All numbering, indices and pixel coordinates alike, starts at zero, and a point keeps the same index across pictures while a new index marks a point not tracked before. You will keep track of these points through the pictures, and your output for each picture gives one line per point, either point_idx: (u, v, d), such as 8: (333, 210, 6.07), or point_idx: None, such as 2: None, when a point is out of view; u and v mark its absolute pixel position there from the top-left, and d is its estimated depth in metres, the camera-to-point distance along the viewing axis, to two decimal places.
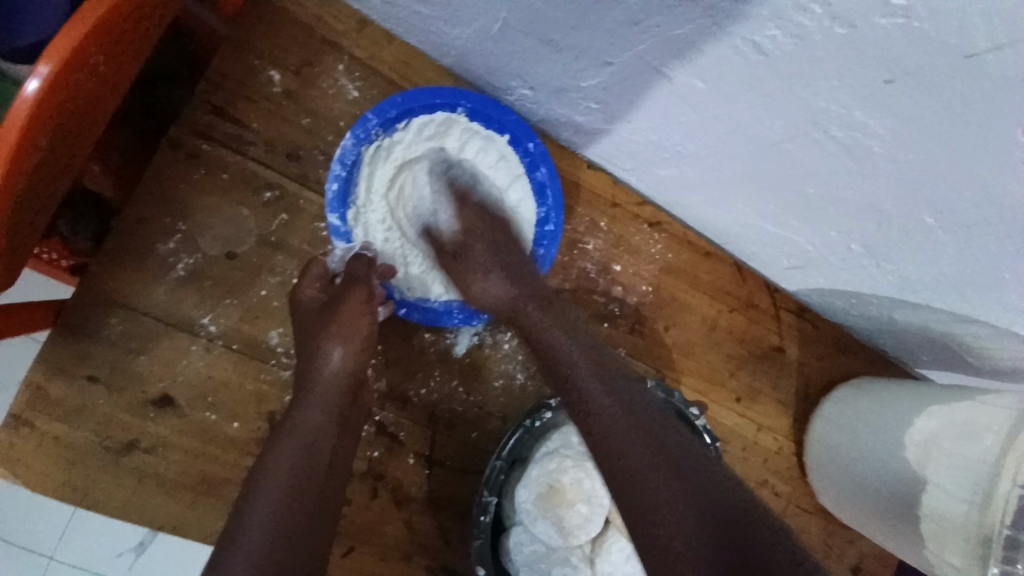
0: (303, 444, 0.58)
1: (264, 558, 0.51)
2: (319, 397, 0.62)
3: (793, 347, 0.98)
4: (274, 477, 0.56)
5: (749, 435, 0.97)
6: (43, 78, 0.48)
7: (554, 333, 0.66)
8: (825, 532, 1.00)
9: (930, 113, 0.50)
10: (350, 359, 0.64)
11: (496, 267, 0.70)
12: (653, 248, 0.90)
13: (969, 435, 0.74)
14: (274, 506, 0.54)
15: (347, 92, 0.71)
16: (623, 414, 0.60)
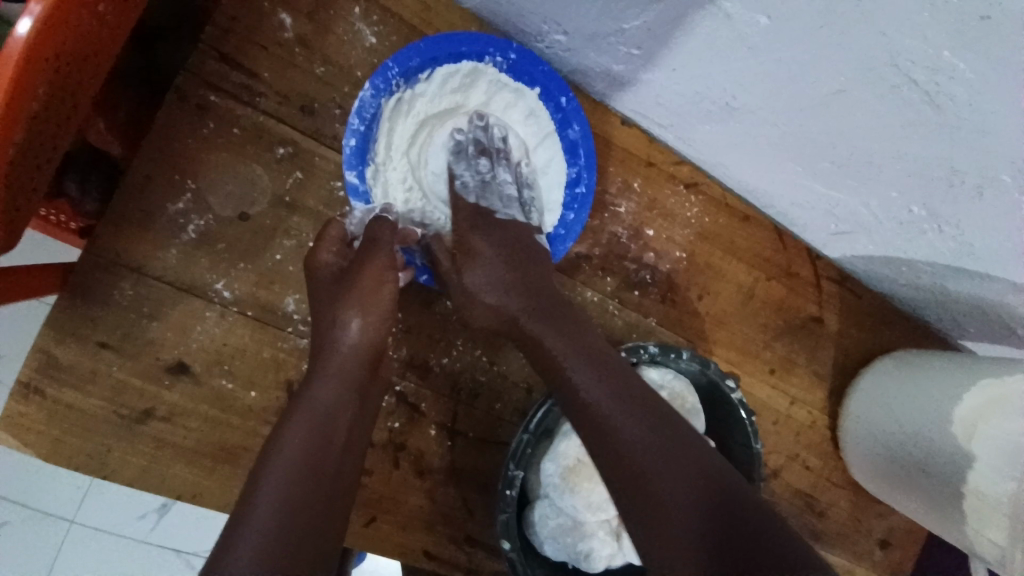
0: (319, 413, 0.55)
1: (279, 532, 0.47)
2: (336, 365, 0.58)
3: (832, 318, 0.93)
4: (289, 446, 0.52)
5: (781, 408, 0.93)
6: (37, 18, 0.44)
7: (571, 362, 0.58)
8: (854, 507, 0.97)
9: (1018, 60, 0.44)
10: (369, 327, 0.60)
11: (500, 268, 0.65)
12: (689, 211, 0.84)
13: (1011, 411, 0.70)
14: (289, 478, 0.50)
15: (365, 39, 0.66)
16: (654, 447, 0.52)
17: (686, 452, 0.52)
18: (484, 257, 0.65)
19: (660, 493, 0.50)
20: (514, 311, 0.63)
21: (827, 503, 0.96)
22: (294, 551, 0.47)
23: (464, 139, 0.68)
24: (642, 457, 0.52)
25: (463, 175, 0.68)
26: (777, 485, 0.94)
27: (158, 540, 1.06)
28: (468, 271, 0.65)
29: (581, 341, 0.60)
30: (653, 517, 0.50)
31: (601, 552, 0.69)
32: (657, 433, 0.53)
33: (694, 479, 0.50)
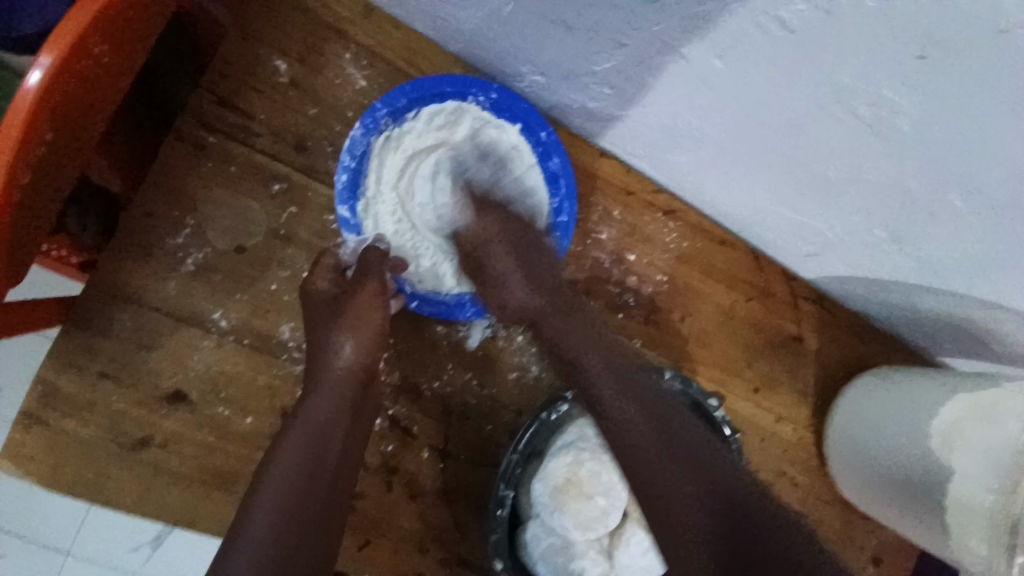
0: (313, 432, 0.58)
1: (273, 546, 0.50)
2: (330, 387, 0.61)
3: (811, 336, 0.97)
4: (285, 463, 0.55)
5: (767, 426, 0.95)
6: (46, 69, 0.48)
7: (583, 354, 0.65)
8: (844, 523, 0.98)
9: (953, 96, 0.49)
10: (359, 351, 0.63)
11: (519, 272, 0.70)
12: (668, 236, 0.88)
13: (993, 421, 0.73)
14: (284, 494, 0.53)
15: (355, 81, 0.70)
16: (656, 440, 0.59)
17: (683, 447, 0.58)
18: (500, 266, 0.70)
19: (661, 484, 0.56)
20: (537, 312, 0.69)
21: (817, 520, 0.97)
22: (286, 565, 0.50)
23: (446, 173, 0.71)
24: (649, 450, 0.58)
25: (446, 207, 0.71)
26: None
27: (152, 575, 1.06)
28: (496, 279, 0.70)
29: (597, 346, 0.66)
30: (652, 512, 0.56)
31: (592, 571, 0.69)
32: (661, 432, 0.59)
33: (690, 471, 0.56)
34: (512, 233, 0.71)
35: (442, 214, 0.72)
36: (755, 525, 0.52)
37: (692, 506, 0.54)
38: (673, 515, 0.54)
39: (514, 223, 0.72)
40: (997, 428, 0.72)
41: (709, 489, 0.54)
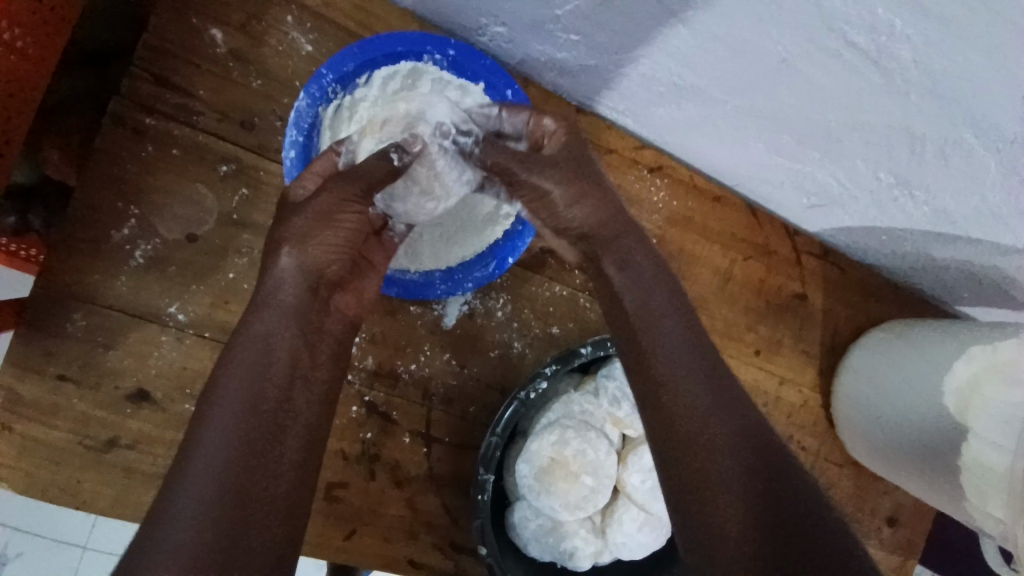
0: (260, 351, 0.52)
1: (222, 481, 0.46)
2: (277, 303, 0.55)
3: (816, 294, 0.91)
4: (227, 391, 0.50)
5: (771, 390, 0.90)
6: None
7: (627, 245, 0.60)
8: (854, 486, 0.94)
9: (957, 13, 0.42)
10: (309, 258, 0.57)
11: (560, 171, 0.60)
12: (655, 196, 0.82)
13: (1005, 381, 0.69)
14: (229, 421, 0.48)
15: (301, 48, 0.65)
16: (705, 374, 0.53)
17: (726, 383, 0.53)
18: (544, 164, 0.60)
19: (680, 385, 0.52)
20: (590, 223, 0.60)
21: (826, 484, 0.93)
22: (241, 500, 0.46)
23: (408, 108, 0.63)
24: (688, 377, 0.53)
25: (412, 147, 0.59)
26: None
27: None
28: (533, 185, 0.60)
29: (644, 273, 0.59)
30: (685, 439, 0.50)
31: (584, 550, 0.67)
32: (705, 357, 0.54)
33: (727, 406, 0.52)
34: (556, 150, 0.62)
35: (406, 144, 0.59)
36: (780, 460, 0.50)
37: (724, 432, 0.50)
38: (710, 445, 0.49)
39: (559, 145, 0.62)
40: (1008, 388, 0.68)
41: (736, 415, 0.51)
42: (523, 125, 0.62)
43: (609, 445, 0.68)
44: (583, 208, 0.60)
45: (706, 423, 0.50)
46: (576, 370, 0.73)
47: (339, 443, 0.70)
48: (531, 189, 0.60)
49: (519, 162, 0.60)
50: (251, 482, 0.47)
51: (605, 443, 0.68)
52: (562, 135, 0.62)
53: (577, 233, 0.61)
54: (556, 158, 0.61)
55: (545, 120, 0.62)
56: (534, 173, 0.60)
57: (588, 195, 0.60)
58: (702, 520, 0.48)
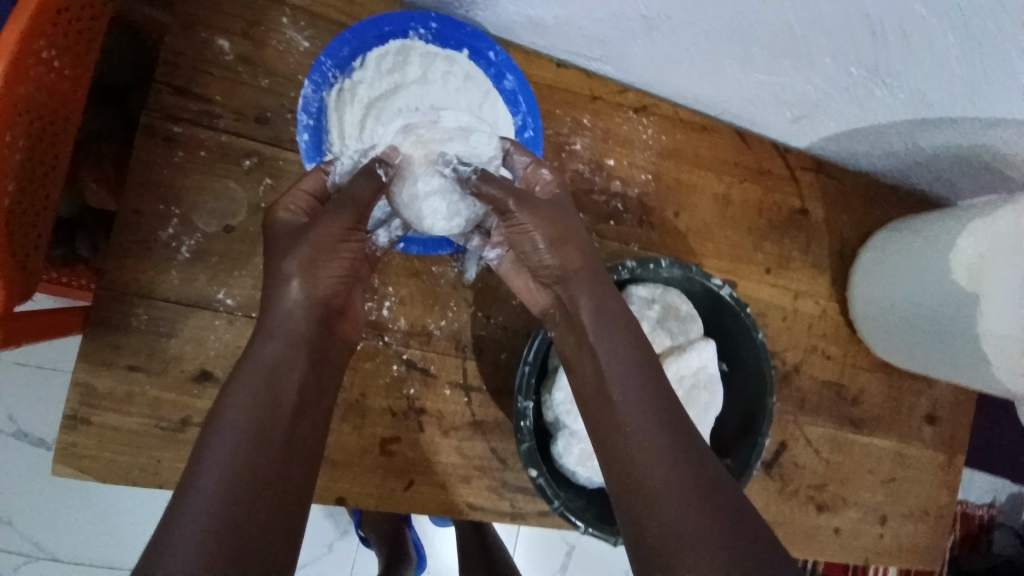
0: (260, 378, 0.57)
1: (223, 507, 0.50)
2: (277, 327, 0.61)
3: (816, 206, 0.94)
4: (235, 414, 0.55)
5: (787, 304, 0.93)
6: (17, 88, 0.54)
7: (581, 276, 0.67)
8: (886, 387, 0.96)
9: None
10: (311, 288, 0.62)
11: (546, 217, 0.66)
12: (644, 134, 0.86)
13: (1008, 260, 0.71)
14: (231, 449, 0.53)
15: (299, 45, 0.71)
16: (670, 418, 0.60)
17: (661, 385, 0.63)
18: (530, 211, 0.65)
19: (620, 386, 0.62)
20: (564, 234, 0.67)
21: (858, 388, 0.95)
22: (241, 521, 0.50)
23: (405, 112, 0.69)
24: (634, 384, 0.62)
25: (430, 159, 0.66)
26: (803, 381, 0.93)
27: None
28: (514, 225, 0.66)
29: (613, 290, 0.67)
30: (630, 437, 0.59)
31: None
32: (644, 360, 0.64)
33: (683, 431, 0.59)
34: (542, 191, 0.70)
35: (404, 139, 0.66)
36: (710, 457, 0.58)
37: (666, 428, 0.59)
38: (669, 478, 0.55)
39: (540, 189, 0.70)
40: (1014, 264, 0.71)
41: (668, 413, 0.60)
42: (522, 167, 0.70)
43: None
44: (570, 256, 0.67)
45: (667, 465, 0.56)
46: None
47: (385, 401, 0.75)
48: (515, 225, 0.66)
49: (517, 200, 0.64)
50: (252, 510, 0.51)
51: None
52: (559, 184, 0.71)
53: (550, 275, 0.68)
54: (549, 203, 0.68)
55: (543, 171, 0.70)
56: (527, 209, 0.65)
57: (569, 243, 0.67)
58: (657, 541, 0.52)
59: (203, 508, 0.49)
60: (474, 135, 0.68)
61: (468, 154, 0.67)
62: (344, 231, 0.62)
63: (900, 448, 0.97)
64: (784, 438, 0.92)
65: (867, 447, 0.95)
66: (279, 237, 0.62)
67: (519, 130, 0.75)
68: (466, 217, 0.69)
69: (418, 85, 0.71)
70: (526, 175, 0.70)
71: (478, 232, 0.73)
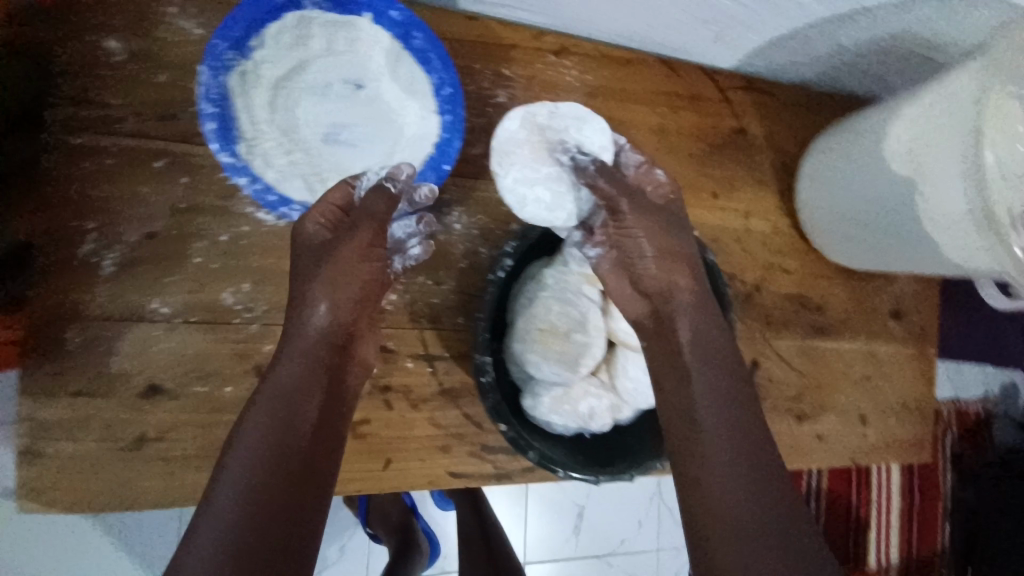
0: (274, 402, 0.58)
1: (242, 524, 0.51)
2: (300, 351, 0.61)
3: (753, 124, 0.93)
4: (252, 431, 0.56)
5: (739, 226, 0.93)
6: None
7: (681, 281, 0.66)
8: (847, 291, 0.97)
9: None
10: (336, 311, 0.63)
11: (657, 228, 0.67)
12: (569, 76, 0.84)
13: (938, 138, 0.70)
14: (241, 477, 0.54)
15: (192, 34, 0.68)
16: (723, 407, 0.62)
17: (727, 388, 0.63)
18: (639, 222, 0.66)
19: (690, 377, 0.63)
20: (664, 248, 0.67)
21: (821, 297, 0.96)
22: (254, 536, 0.51)
23: (325, 97, 0.70)
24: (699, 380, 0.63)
25: (548, 156, 0.68)
26: (766, 298, 0.94)
27: None
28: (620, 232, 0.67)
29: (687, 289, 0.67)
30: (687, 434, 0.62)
31: (598, 405, 0.73)
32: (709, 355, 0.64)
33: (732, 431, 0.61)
34: (659, 192, 0.69)
35: (337, 130, 0.71)
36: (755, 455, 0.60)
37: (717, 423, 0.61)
38: (716, 477, 0.59)
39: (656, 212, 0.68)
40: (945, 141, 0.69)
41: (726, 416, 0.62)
42: (635, 166, 0.70)
43: (592, 303, 0.74)
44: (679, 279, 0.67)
45: (707, 469, 0.59)
46: (544, 253, 0.75)
47: None
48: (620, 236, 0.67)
49: (630, 203, 0.66)
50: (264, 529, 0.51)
51: (587, 300, 0.73)
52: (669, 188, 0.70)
53: (653, 287, 0.66)
54: (661, 208, 0.69)
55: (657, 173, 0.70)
56: (639, 212, 0.67)
57: (680, 261, 0.67)
58: (696, 505, 0.58)
59: (221, 526, 0.51)
60: (590, 125, 0.69)
61: (585, 143, 0.69)
62: (362, 250, 0.64)
63: (871, 348, 0.98)
64: (755, 356, 0.92)
65: (837, 352, 0.97)
66: (306, 260, 0.64)
67: (437, 89, 0.71)
68: (572, 210, 0.69)
69: (325, 57, 0.70)
70: (640, 175, 0.70)
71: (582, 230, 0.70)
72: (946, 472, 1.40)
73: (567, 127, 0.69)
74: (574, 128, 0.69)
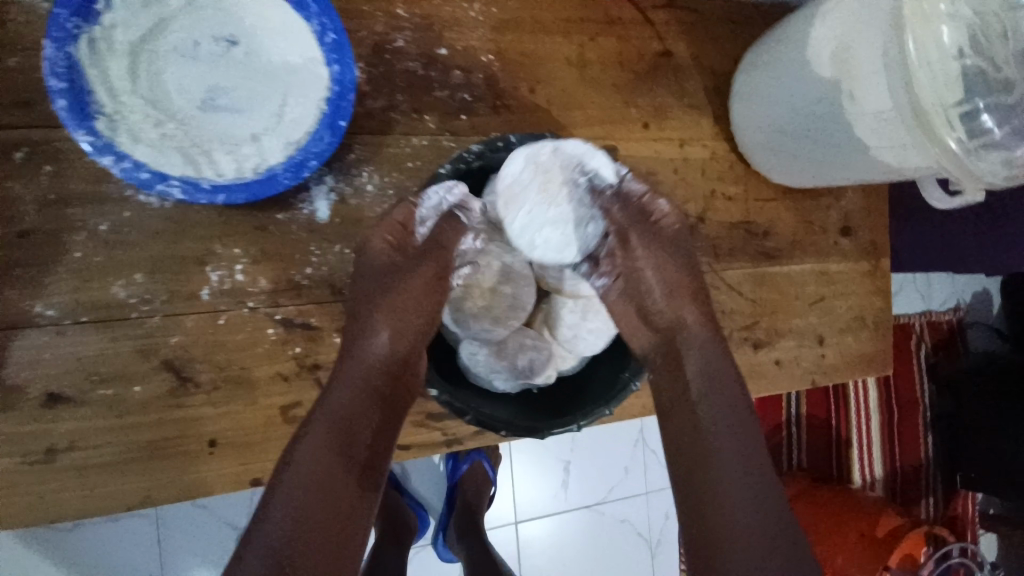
0: (333, 422, 0.59)
1: (284, 552, 0.52)
2: (358, 377, 0.62)
3: (680, 44, 0.87)
4: (305, 455, 0.57)
5: (676, 155, 0.88)
6: None
7: (687, 309, 0.67)
8: (794, 212, 0.94)
9: None
10: (396, 341, 0.63)
11: (663, 261, 0.67)
12: (471, 9, 0.76)
13: (868, 33, 0.65)
14: (298, 499, 0.54)
15: (31, 4, 0.61)
16: (729, 415, 0.61)
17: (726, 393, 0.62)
18: (644, 256, 0.66)
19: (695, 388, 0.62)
20: (671, 279, 0.68)
21: (767, 221, 0.93)
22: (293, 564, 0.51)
23: (195, 59, 0.65)
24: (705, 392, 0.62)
25: (563, 190, 0.62)
26: (711, 228, 0.90)
27: None
28: (630, 265, 0.67)
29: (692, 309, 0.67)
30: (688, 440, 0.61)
31: (539, 358, 0.70)
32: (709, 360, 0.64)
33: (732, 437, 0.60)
34: (665, 220, 0.68)
35: (214, 95, 0.65)
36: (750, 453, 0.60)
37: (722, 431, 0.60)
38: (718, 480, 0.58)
39: (666, 246, 0.68)
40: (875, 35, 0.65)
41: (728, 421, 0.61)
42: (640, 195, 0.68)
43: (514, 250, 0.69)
44: (685, 312, 0.67)
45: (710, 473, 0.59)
46: None
47: (271, 367, 0.69)
48: (631, 273, 0.67)
49: (637, 235, 0.66)
50: (317, 548, 0.53)
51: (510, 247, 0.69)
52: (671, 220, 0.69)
53: (664, 321, 0.66)
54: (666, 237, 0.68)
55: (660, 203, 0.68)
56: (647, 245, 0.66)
57: (685, 294, 0.67)
58: (699, 514, 0.58)
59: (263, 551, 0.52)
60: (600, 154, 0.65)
61: (597, 176, 0.65)
62: (431, 280, 0.64)
63: (822, 267, 0.96)
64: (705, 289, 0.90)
65: (788, 275, 0.94)
66: (378, 281, 0.65)
67: (317, 36, 0.64)
68: (580, 247, 0.65)
69: (188, 14, 0.65)
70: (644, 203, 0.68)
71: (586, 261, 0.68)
72: (921, 381, 1.42)
73: (579, 154, 0.64)
74: (587, 156, 0.64)
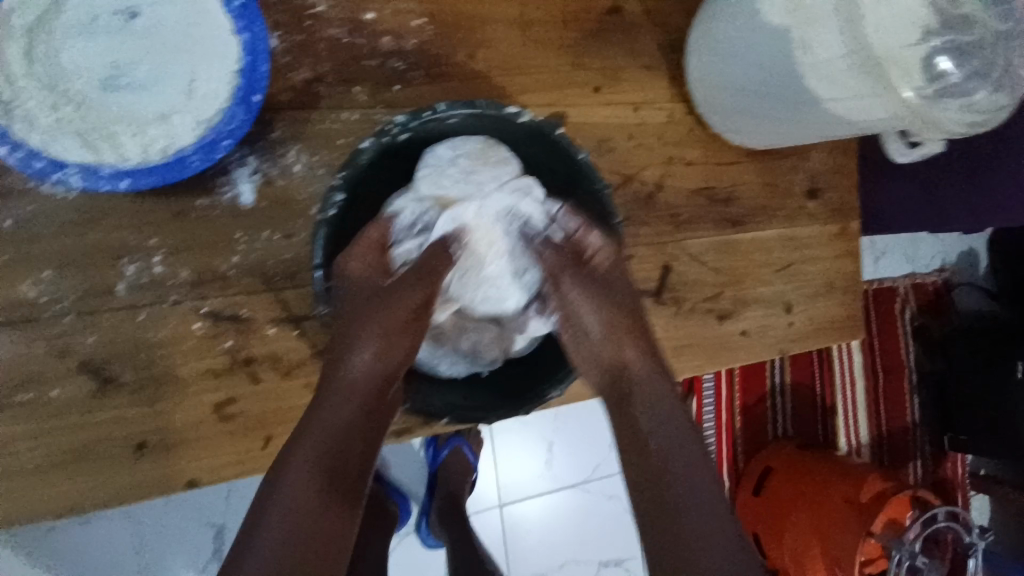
0: (328, 443, 0.54)
1: None
2: (343, 393, 0.57)
3: (629, 1, 0.82)
4: (292, 479, 0.51)
5: (630, 121, 0.83)
6: None
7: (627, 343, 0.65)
8: (758, 176, 0.90)
9: None
10: (382, 357, 0.59)
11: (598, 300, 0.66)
12: None
13: None
14: (286, 527, 0.49)
15: None
16: (671, 419, 0.58)
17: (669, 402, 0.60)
18: (577, 296, 0.66)
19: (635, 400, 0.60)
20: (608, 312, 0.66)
21: (730, 186, 0.89)
22: None
23: (98, 37, 0.60)
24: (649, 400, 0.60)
25: (494, 245, 0.65)
26: (670, 197, 0.86)
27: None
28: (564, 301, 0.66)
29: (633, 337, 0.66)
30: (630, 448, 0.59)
31: (484, 343, 0.69)
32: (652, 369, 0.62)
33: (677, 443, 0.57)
34: (602, 255, 0.67)
35: (121, 75, 0.61)
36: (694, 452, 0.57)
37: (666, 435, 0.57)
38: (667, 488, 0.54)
39: (602, 281, 0.67)
40: None
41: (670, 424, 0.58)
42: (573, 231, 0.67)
43: None
44: (626, 353, 0.64)
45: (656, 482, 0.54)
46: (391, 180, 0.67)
47: (201, 362, 0.66)
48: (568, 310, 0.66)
49: (571, 278, 0.66)
50: None
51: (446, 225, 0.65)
52: (611, 251, 0.67)
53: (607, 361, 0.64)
54: (603, 278, 0.67)
55: (594, 236, 0.66)
56: (584, 289, 0.66)
57: (623, 326, 0.66)
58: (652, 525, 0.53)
59: None
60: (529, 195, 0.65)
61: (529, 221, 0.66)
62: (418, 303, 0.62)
63: (789, 232, 0.92)
64: (666, 261, 0.86)
65: (753, 242, 0.91)
66: (359, 295, 0.61)
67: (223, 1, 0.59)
68: (520, 293, 0.68)
69: None
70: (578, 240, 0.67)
71: (536, 301, 0.69)
72: (907, 346, 1.40)
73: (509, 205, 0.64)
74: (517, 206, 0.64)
